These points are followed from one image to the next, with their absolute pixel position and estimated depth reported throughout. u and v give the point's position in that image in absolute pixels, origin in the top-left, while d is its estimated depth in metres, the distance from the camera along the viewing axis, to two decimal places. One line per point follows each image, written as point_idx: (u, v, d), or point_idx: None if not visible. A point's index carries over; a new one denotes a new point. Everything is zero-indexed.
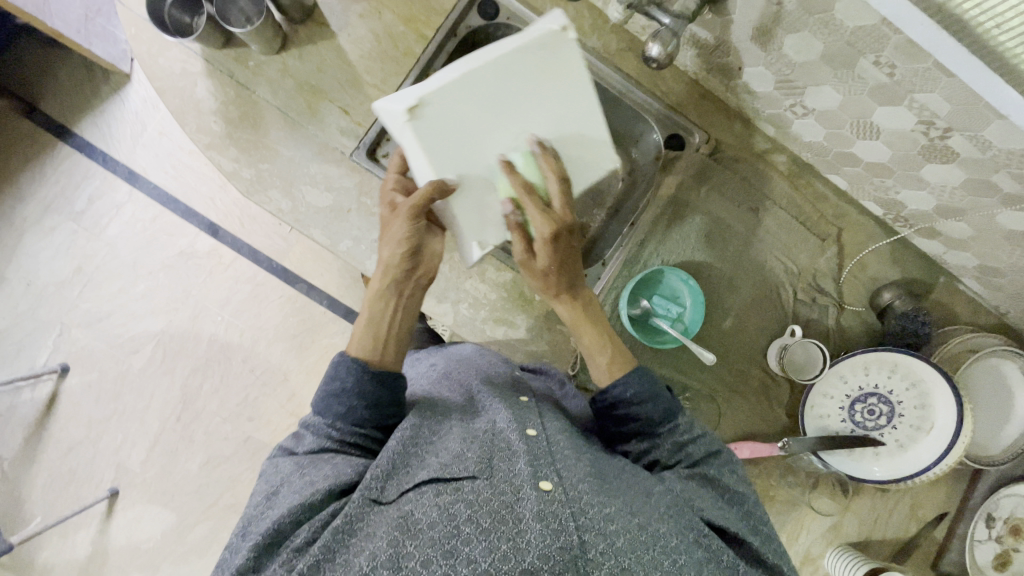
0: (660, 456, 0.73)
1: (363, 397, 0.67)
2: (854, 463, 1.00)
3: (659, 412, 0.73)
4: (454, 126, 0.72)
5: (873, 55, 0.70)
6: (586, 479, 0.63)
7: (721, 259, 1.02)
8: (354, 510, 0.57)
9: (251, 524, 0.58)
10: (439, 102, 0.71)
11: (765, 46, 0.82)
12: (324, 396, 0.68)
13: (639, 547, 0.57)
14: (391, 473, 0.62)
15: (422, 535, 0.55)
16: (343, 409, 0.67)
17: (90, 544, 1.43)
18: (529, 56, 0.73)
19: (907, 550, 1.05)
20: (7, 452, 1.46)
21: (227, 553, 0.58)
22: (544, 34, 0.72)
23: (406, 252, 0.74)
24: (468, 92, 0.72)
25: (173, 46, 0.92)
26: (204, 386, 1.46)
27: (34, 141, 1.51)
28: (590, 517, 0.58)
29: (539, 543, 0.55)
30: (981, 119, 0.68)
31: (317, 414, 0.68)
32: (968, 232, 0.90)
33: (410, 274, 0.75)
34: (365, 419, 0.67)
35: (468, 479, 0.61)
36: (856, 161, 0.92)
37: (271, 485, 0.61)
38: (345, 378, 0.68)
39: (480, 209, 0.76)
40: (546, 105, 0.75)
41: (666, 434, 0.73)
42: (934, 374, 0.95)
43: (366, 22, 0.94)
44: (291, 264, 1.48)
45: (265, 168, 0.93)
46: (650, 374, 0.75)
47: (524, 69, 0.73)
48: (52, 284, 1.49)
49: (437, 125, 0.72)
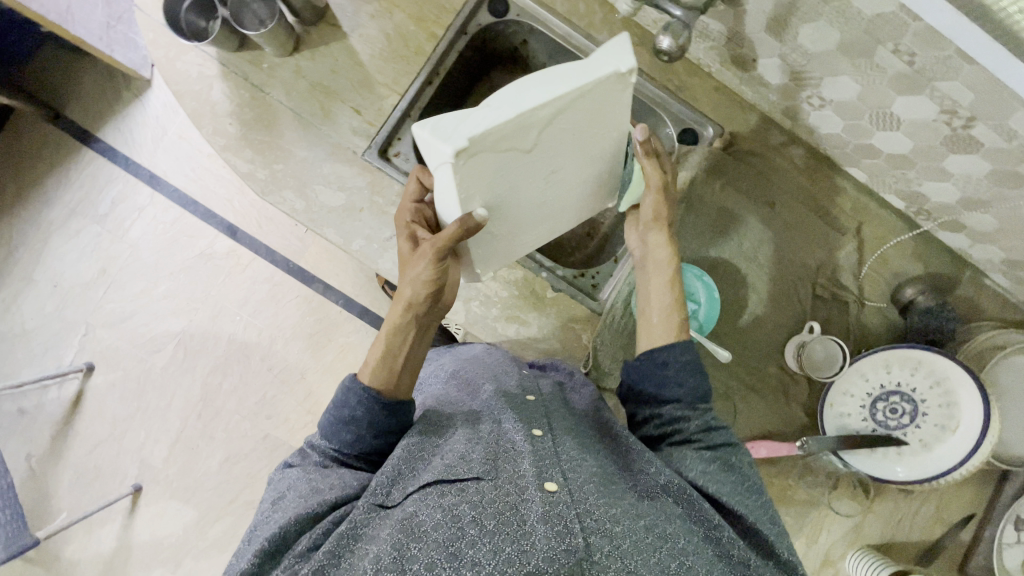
0: (685, 432, 0.71)
1: (371, 427, 0.67)
2: (877, 463, 0.98)
3: (700, 389, 0.72)
4: (495, 166, 0.65)
5: (892, 43, 0.68)
6: (591, 480, 0.63)
7: (736, 255, 1.01)
8: (359, 516, 0.57)
9: (257, 530, 0.59)
10: (488, 147, 0.62)
11: (779, 36, 0.80)
12: (332, 422, 0.68)
13: (645, 548, 0.57)
14: (396, 479, 0.62)
15: (426, 537, 0.54)
16: (350, 437, 0.67)
17: (115, 538, 1.46)
18: (593, 97, 0.63)
19: (932, 553, 1.02)
20: (35, 449, 1.50)
21: (232, 557, 0.58)
22: (608, 78, 0.62)
23: (430, 292, 0.71)
24: (519, 140, 0.63)
25: (190, 50, 0.94)
26: (224, 384, 1.49)
27: (60, 147, 1.55)
28: (595, 518, 0.58)
29: (544, 545, 0.54)
30: (1006, 107, 0.66)
31: (324, 436, 0.68)
32: (994, 224, 0.87)
33: (430, 308, 0.73)
34: (374, 447, 0.68)
35: (472, 480, 0.61)
36: (876, 153, 0.90)
37: (279, 492, 0.63)
38: (355, 408, 0.67)
39: (493, 240, 0.76)
40: (594, 140, 0.70)
41: (701, 410, 0.71)
42: (959, 372, 0.92)
43: (377, 22, 0.94)
44: (308, 264, 1.50)
45: (279, 168, 0.95)
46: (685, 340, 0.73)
47: (578, 111, 0.65)
48: (78, 286, 1.53)
49: (477, 166, 0.63)
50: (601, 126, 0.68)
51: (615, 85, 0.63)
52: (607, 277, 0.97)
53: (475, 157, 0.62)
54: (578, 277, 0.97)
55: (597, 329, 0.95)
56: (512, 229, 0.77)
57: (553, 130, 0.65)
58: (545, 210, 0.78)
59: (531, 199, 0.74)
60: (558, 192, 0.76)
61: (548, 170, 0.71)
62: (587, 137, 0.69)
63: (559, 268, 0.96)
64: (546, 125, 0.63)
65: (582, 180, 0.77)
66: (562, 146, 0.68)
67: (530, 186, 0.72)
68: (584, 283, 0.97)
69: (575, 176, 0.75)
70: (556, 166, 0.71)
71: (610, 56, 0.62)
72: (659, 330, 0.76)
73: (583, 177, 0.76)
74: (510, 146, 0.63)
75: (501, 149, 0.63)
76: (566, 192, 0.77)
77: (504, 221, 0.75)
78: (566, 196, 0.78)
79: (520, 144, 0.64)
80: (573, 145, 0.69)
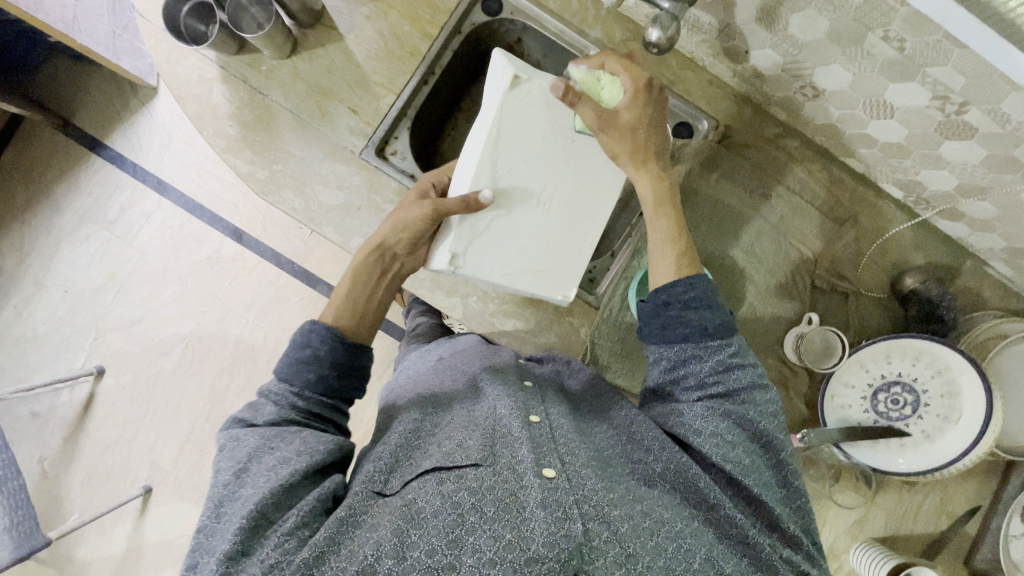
0: (698, 376, 0.69)
1: (335, 366, 0.71)
2: (878, 454, 0.97)
3: (711, 323, 0.69)
4: (496, 236, 0.77)
5: (881, 30, 0.68)
6: (589, 465, 0.64)
7: (735, 248, 0.99)
8: (357, 503, 0.58)
9: (223, 505, 0.58)
10: (473, 237, 0.76)
11: (770, 27, 0.80)
12: (293, 363, 0.70)
13: (643, 533, 0.57)
14: (393, 466, 0.63)
15: (426, 523, 0.55)
16: (313, 376, 0.69)
17: (126, 539, 1.48)
18: (507, 121, 0.74)
19: (938, 546, 1.01)
20: (48, 452, 1.53)
21: (200, 537, 0.57)
22: (502, 101, 0.73)
23: (405, 241, 0.77)
24: (492, 209, 0.76)
25: (191, 55, 0.96)
26: (231, 386, 1.51)
27: (70, 155, 1.59)
28: (593, 505, 0.59)
29: (543, 530, 0.55)
30: (998, 91, 0.65)
31: (283, 379, 0.70)
32: (993, 212, 0.87)
33: (397, 259, 0.80)
34: (333, 388, 0.71)
35: (470, 466, 0.61)
36: (872, 142, 0.90)
37: (240, 461, 0.61)
38: (318, 346, 0.71)
39: (556, 269, 0.80)
40: (541, 127, 0.76)
41: (712, 350, 0.68)
42: (961, 361, 0.91)
43: (372, 23, 0.96)
44: (313, 267, 1.51)
45: (279, 168, 0.96)
46: (700, 279, 0.71)
47: (513, 139, 0.75)
48: (88, 290, 1.56)
49: (481, 248, 0.77)
50: (551, 128, 0.77)
51: (513, 92, 0.73)
52: (604, 271, 0.97)
53: (467, 248, 0.76)
54: None
55: (595, 322, 0.95)
56: (574, 258, 0.80)
57: (506, 172, 0.75)
58: (585, 208, 0.80)
59: (559, 219, 0.79)
60: (572, 185, 0.79)
61: (552, 199, 0.78)
62: (536, 135, 0.76)
63: None
64: (494, 174, 0.75)
65: (580, 159, 0.79)
66: (525, 167, 0.76)
67: (552, 224, 0.79)
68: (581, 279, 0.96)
69: (566, 160, 0.78)
70: (539, 177, 0.77)
71: (492, 88, 0.74)
72: (662, 265, 0.74)
73: (579, 156, 0.78)
74: (490, 218, 0.76)
75: (482, 226, 0.76)
76: (578, 180, 0.79)
77: (559, 259, 0.80)
78: (584, 181, 0.79)
79: (495, 210, 0.76)
80: (535, 153, 0.76)
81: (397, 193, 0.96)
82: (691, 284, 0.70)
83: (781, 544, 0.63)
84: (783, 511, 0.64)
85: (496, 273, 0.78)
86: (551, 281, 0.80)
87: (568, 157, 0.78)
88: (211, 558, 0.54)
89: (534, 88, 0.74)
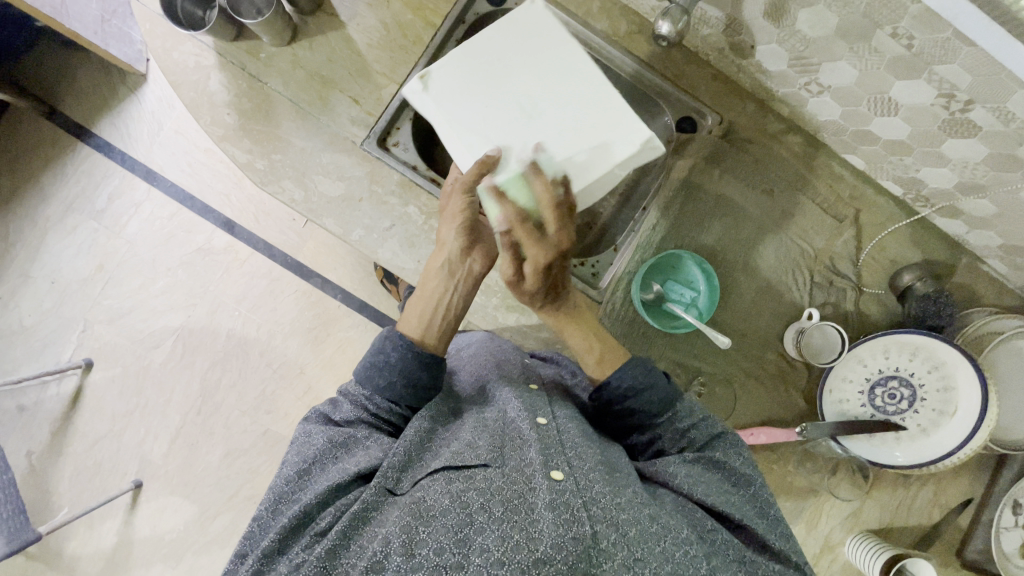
0: (666, 444, 0.74)
1: (403, 374, 0.70)
2: (875, 448, 0.98)
3: (657, 400, 0.74)
4: (540, 174, 0.74)
5: (890, 26, 0.68)
6: (597, 468, 0.63)
7: (734, 244, 1.01)
8: (370, 498, 0.57)
9: (282, 503, 0.60)
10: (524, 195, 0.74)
11: (778, 22, 0.80)
12: (367, 367, 0.71)
13: (650, 537, 0.56)
14: (406, 464, 0.62)
15: (434, 521, 0.54)
16: (383, 383, 0.70)
17: (116, 534, 1.46)
18: (452, 111, 0.75)
19: (930, 538, 1.03)
20: (35, 446, 1.50)
21: (254, 527, 0.59)
22: (432, 103, 0.75)
23: (460, 230, 0.80)
24: (516, 162, 0.74)
25: (187, 40, 0.93)
26: (223, 380, 1.49)
27: (56, 142, 1.54)
28: (602, 506, 0.58)
29: (551, 532, 0.54)
30: (1004, 90, 0.66)
31: (358, 383, 0.71)
32: (991, 210, 0.88)
33: (466, 256, 0.82)
34: (401, 398, 0.70)
35: (480, 467, 0.61)
36: (873, 139, 0.90)
37: (305, 461, 0.63)
38: (390, 353, 0.71)
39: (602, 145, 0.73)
40: (467, 77, 0.76)
41: (666, 423, 0.74)
42: (955, 356, 0.93)
43: (374, 11, 0.94)
44: (306, 259, 1.50)
45: (278, 158, 0.94)
46: (644, 361, 0.77)
47: (472, 111, 0.75)
48: (75, 281, 1.52)
49: (539, 198, 0.74)
50: (478, 74, 0.76)
51: (430, 88, 0.76)
52: (608, 265, 0.94)
53: (526, 202, 0.74)
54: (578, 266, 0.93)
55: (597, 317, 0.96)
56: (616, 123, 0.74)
57: (492, 132, 0.75)
58: (573, 79, 0.75)
59: (568, 119, 0.75)
60: (539, 79, 0.76)
61: (550, 113, 0.75)
62: (476, 83, 0.76)
63: None
64: (484, 139, 0.75)
65: (523, 58, 0.76)
66: (499, 113, 0.75)
67: (575, 125, 0.74)
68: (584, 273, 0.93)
69: (515, 71, 0.76)
70: (514, 104, 0.75)
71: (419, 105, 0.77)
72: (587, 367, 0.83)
73: (517, 60, 0.76)
74: (522, 169, 0.74)
75: (516, 167, 0.74)
76: (542, 79, 0.75)
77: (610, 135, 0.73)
78: (545, 66, 0.76)
79: (516, 160, 0.74)
80: (489, 95, 0.75)
81: (400, 185, 0.95)
82: (621, 376, 0.76)
83: (776, 563, 0.62)
84: (771, 533, 0.64)
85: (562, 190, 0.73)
86: (616, 134, 0.73)
87: (517, 74, 0.76)
88: (253, 553, 0.56)
89: (437, 71, 0.76)
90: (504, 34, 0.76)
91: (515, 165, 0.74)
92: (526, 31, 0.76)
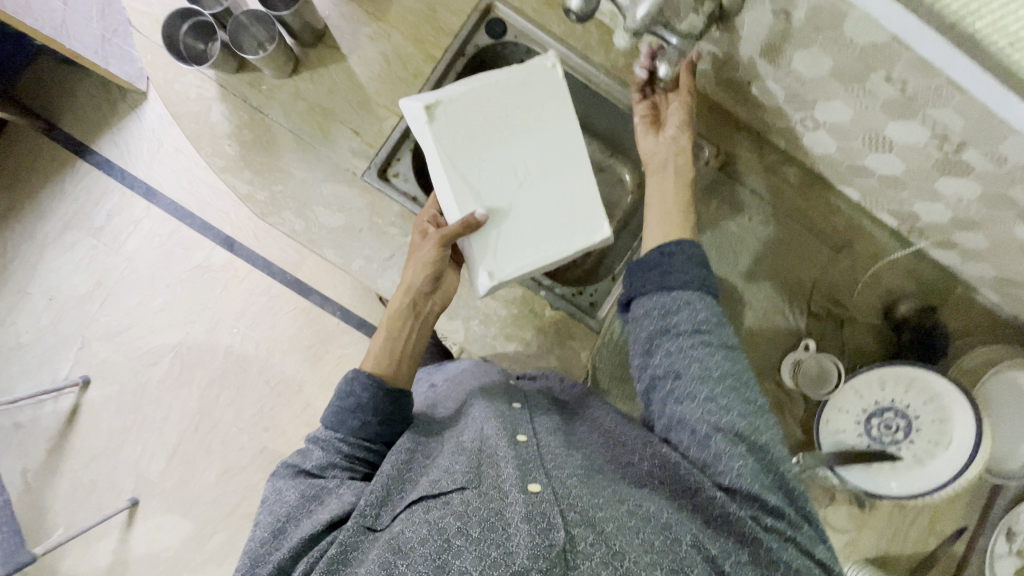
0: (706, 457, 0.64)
1: (376, 413, 0.70)
2: (871, 476, 0.97)
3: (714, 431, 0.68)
4: (513, 238, 0.80)
5: (884, 71, 0.70)
6: (575, 475, 0.64)
7: (732, 272, 1.01)
8: (347, 539, 0.57)
9: (257, 565, 0.59)
10: (494, 253, 0.80)
11: (774, 61, 0.82)
12: (338, 411, 0.70)
13: (628, 532, 0.57)
14: (384, 498, 0.62)
15: (413, 552, 0.54)
16: (357, 423, 0.69)
17: (112, 553, 1.45)
18: (446, 147, 0.79)
19: (926, 566, 1.03)
20: (30, 463, 1.49)
21: None
22: (431, 135, 0.78)
23: (428, 276, 0.80)
24: (494, 219, 0.80)
25: (189, 72, 0.94)
26: (221, 398, 1.49)
27: (55, 159, 1.55)
28: (579, 512, 0.58)
29: (527, 543, 0.54)
30: (997, 135, 0.67)
31: (330, 427, 0.70)
32: (985, 244, 0.89)
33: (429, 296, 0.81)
34: (377, 434, 0.70)
35: (456, 491, 0.60)
36: (868, 174, 0.91)
37: (277, 518, 0.62)
38: (360, 394, 0.70)
39: (569, 221, 0.82)
40: (470, 122, 0.80)
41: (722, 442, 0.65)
42: (951, 389, 0.94)
43: (376, 44, 0.95)
44: (305, 276, 1.50)
45: (278, 189, 0.94)
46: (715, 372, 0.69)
47: (466, 155, 0.80)
48: (73, 298, 1.52)
49: (508, 259, 0.80)
50: (480, 121, 0.80)
51: (434, 119, 0.78)
52: (604, 295, 1.02)
53: (497, 262, 0.80)
54: (575, 295, 1.00)
55: (596, 346, 0.97)
56: (584, 205, 0.82)
57: (477, 185, 0.80)
58: (564, 161, 0.82)
59: (550, 189, 0.82)
60: (534, 145, 0.82)
61: (534, 180, 0.81)
62: (476, 133, 0.80)
63: (557, 286, 0.98)
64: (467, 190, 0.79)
65: (530, 130, 0.82)
66: (493, 170, 0.80)
67: (553, 198, 0.82)
68: (582, 301, 1.00)
69: (517, 136, 0.81)
70: (507, 163, 0.81)
71: (417, 127, 0.80)
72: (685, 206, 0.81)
73: (523, 124, 0.82)
74: (496, 228, 0.80)
75: (494, 230, 0.80)
76: (535, 145, 0.82)
77: (573, 211, 0.82)
78: (538, 132, 0.82)
79: (495, 221, 0.80)
80: (486, 149, 0.80)
81: (400, 216, 0.95)
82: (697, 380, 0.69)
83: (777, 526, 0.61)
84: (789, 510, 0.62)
85: (530, 258, 0.80)
86: (581, 225, 0.82)
87: (515, 134, 0.81)
88: None
89: (443, 105, 0.79)
90: (512, 90, 0.81)
91: (494, 224, 0.80)
92: (535, 95, 0.82)
